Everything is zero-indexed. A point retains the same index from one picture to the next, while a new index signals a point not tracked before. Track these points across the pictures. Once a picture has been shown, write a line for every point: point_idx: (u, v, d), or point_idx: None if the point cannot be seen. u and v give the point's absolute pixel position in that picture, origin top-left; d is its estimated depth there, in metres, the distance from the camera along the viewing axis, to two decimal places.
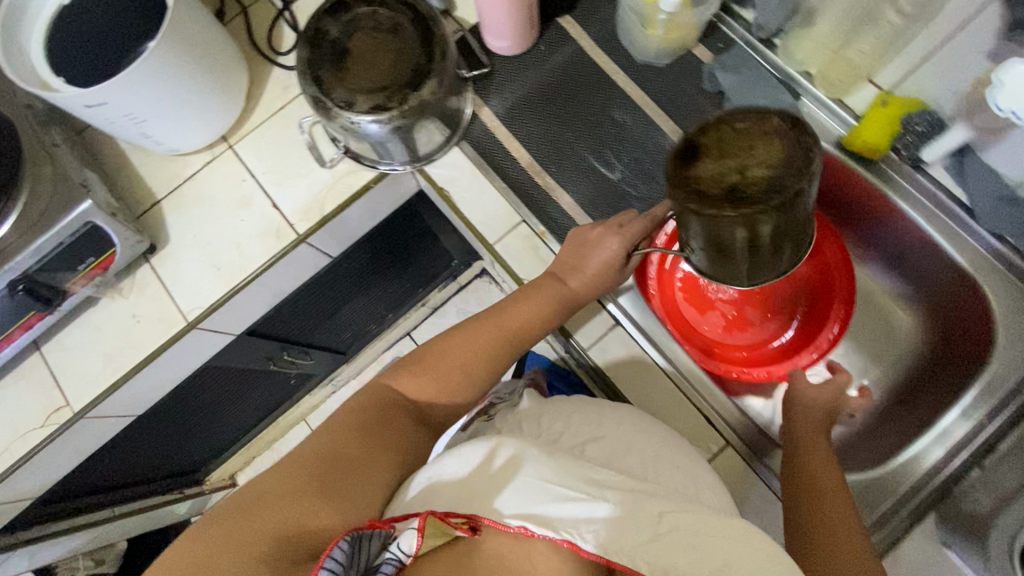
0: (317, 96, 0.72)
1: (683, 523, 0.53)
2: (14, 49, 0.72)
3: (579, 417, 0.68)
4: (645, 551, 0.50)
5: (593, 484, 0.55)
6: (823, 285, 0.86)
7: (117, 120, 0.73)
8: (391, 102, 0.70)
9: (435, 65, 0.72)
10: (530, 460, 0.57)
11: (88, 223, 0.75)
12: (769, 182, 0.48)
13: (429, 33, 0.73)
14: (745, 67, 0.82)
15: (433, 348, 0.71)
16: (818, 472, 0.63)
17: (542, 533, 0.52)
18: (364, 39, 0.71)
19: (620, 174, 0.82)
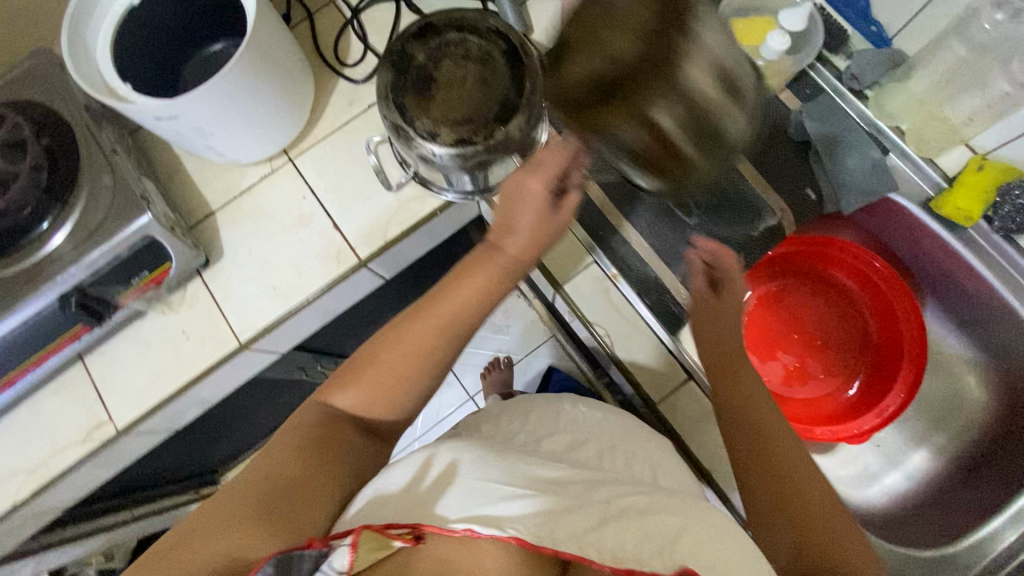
0: (397, 124, 0.69)
1: (676, 540, 0.52)
2: (79, 51, 0.68)
3: (536, 419, 0.74)
4: (591, 540, 0.49)
5: (536, 482, 0.55)
6: (889, 346, 0.82)
7: (185, 132, 0.69)
8: (475, 136, 0.68)
9: (525, 100, 0.69)
10: (474, 463, 0.56)
11: (146, 238, 0.72)
12: (626, 51, 0.54)
13: (521, 66, 0.69)
14: (832, 116, 0.78)
15: (363, 348, 0.62)
16: (789, 454, 0.55)
17: (488, 534, 0.48)
18: (452, 67, 0.68)
19: (698, 220, 0.78)
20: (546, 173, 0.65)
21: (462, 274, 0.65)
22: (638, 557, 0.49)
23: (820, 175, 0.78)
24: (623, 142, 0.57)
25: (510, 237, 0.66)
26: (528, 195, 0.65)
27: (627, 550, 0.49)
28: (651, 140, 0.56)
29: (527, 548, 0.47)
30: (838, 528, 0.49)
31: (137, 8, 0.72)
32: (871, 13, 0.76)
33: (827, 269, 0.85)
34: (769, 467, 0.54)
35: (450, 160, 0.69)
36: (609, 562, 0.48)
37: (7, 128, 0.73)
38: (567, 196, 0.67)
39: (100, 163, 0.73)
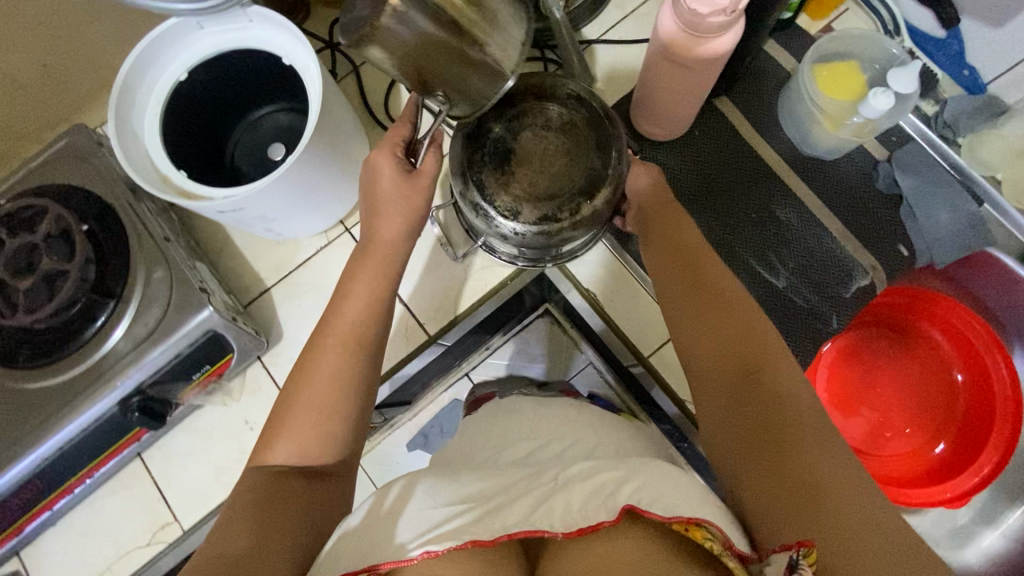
0: (475, 203, 0.64)
1: (636, 488, 0.41)
2: (127, 136, 0.63)
3: (496, 430, 0.60)
4: (544, 511, 0.42)
5: (487, 490, 0.46)
6: (981, 401, 0.76)
7: (247, 220, 0.66)
8: (561, 214, 0.63)
9: (612, 172, 0.63)
10: (426, 488, 0.48)
11: (208, 332, 0.67)
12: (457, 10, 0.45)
13: (608, 136, 0.64)
14: (923, 166, 0.75)
15: (279, 400, 0.52)
16: (729, 346, 0.48)
17: (449, 550, 0.40)
18: (531, 140, 0.65)
19: (786, 282, 0.74)
20: (390, 147, 0.58)
21: (356, 269, 0.59)
22: (590, 514, 0.40)
23: (913, 232, 0.74)
24: (399, 44, 0.45)
25: (377, 221, 0.59)
26: (381, 177, 0.58)
27: (575, 509, 0.41)
28: (411, 62, 0.47)
29: (464, 548, 0.40)
30: (794, 411, 0.43)
31: (183, 83, 0.66)
32: (964, 56, 0.73)
33: (911, 318, 0.79)
34: (724, 349, 0.48)
35: (532, 238, 0.64)
36: (562, 527, 0.40)
37: (48, 220, 0.67)
38: (421, 163, 0.59)
39: (154, 254, 0.68)
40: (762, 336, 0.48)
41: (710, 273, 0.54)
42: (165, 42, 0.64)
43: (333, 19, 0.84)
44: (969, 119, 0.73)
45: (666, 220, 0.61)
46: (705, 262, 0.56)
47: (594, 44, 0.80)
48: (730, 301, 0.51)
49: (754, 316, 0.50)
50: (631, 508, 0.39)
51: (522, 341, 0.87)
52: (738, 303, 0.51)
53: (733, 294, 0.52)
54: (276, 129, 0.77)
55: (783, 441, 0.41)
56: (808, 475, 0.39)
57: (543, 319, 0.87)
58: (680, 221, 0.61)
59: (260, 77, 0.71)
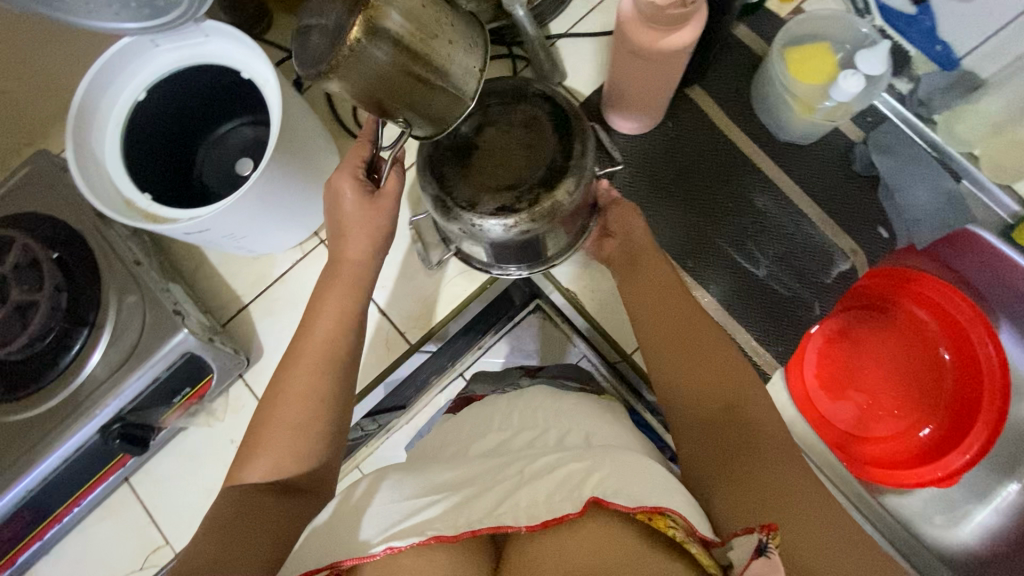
0: (437, 197, 0.61)
1: (604, 477, 0.40)
2: (87, 159, 0.62)
3: (470, 425, 0.58)
4: (509, 505, 0.41)
5: (457, 483, 0.45)
6: (967, 381, 0.76)
7: (217, 240, 0.65)
8: (520, 203, 0.58)
9: (575, 162, 0.60)
10: (391, 482, 0.46)
11: (185, 354, 0.67)
12: (426, 39, 0.45)
13: (570, 127, 0.61)
14: (900, 146, 0.74)
15: (256, 422, 0.52)
16: (707, 369, 0.51)
17: (415, 545, 0.39)
18: (496, 136, 0.61)
19: (766, 271, 0.73)
20: (352, 169, 0.56)
21: (327, 285, 0.58)
22: (557, 505, 0.39)
23: (891, 212, 0.73)
24: (360, 76, 0.44)
25: (346, 242, 0.57)
26: (342, 199, 0.56)
27: (542, 501, 0.40)
28: (373, 94, 0.46)
29: (425, 544, 0.39)
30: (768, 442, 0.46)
31: (142, 103, 0.65)
32: (935, 32, 0.73)
33: (900, 297, 0.78)
34: (702, 382, 0.51)
35: (498, 234, 0.60)
36: (526, 520, 0.40)
37: (14, 251, 0.65)
38: (384, 183, 0.57)
39: (125, 279, 0.67)
40: (735, 370, 0.51)
41: (683, 309, 0.57)
42: (121, 62, 0.63)
43: (294, 26, 0.83)
44: (943, 96, 0.73)
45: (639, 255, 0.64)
46: (678, 296, 0.59)
47: (561, 38, 0.79)
48: (706, 338, 0.54)
49: (727, 352, 0.52)
50: (596, 498, 0.38)
51: (514, 339, 0.85)
52: (712, 341, 0.53)
53: (707, 330, 0.55)
54: (242, 143, 0.75)
55: (760, 466, 0.44)
56: (784, 495, 0.42)
57: (535, 315, 0.85)
58: (649, 255, 0.63)
59: (221, 91, 0.70)
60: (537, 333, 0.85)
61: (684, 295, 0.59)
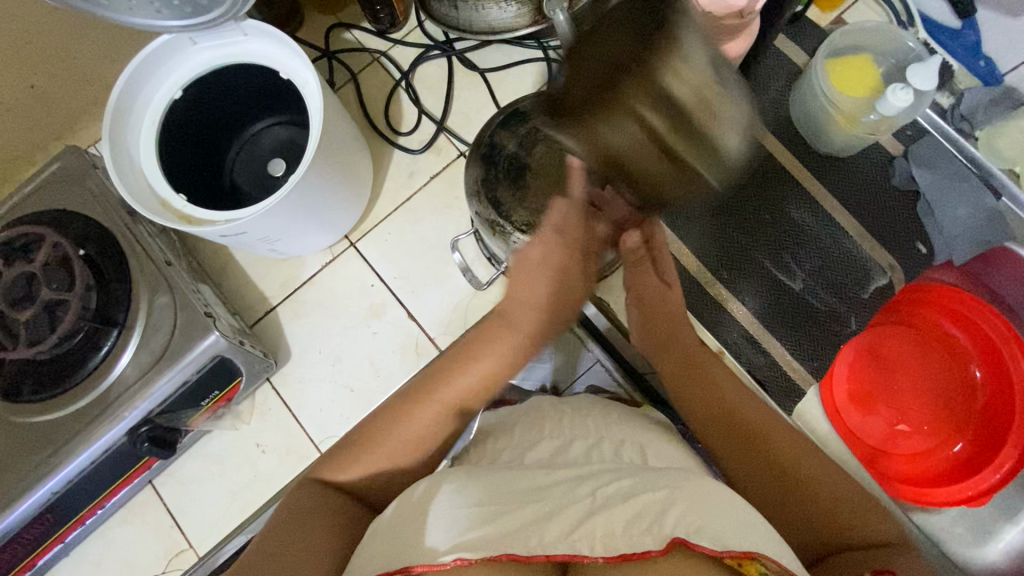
0: (492, 219, 0.63)
1: (682, 514, 0.40)
2: (123, 157, 0.61)
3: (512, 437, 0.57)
4: (585, 531, 0.41)
5: (523, 495, 0.44)
6: (998, 399, 0.74)
7: (252, 241, 0.65)
8: None
9: None
10: (453, 487, 0.45)
11: (216, 356, 0.66)
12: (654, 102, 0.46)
13: None
14: (941, 162, 0.73)
15: None
16: (749, 419, 0.52)
17: (483, 560, 0.38)
18: (547, 153, 0.62)
19: (803, 284, 0.73)
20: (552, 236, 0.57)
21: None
22: (637, 540, 0.39)
23: (931, 228, 0.72)
24: (618, 125, 0.47)
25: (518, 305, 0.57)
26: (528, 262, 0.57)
27: (620, 533, 0.40)
28: (653, 163, 0.48)
29: (495, 560, 0.38)
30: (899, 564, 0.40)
31: (178, 102, 0.64)
32: (979, 47, 0.72)
33: (930, 313, 0.78)
34: (796, 504, 0.46)
35: None
36: (603, 551, 0.39)
37: (45, 249, 0.65)
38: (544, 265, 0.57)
39: (156, 279, 0.67)
40: (826, 478, 0.47)
41: (749, 416, 0.52)
42: (158, 59, 0.62)
43: (327, 25, 0.82)
44: (986, 111, 0.72)
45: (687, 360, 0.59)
46: (743, 401, 0.54)
47: None
48: (788, 447, 0.49)
49: (813, 465, 0.48)
50: (682, 539, 0.38)
51: None
52: (790, 451, 0.49)
53: (785, 439, 0.50)
54: (275, 144, 0.75)
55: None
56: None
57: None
58: (701, 359, 0.59)
59: (256, 91, 0.69)
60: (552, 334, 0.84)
61: (747, 400, 0.54)
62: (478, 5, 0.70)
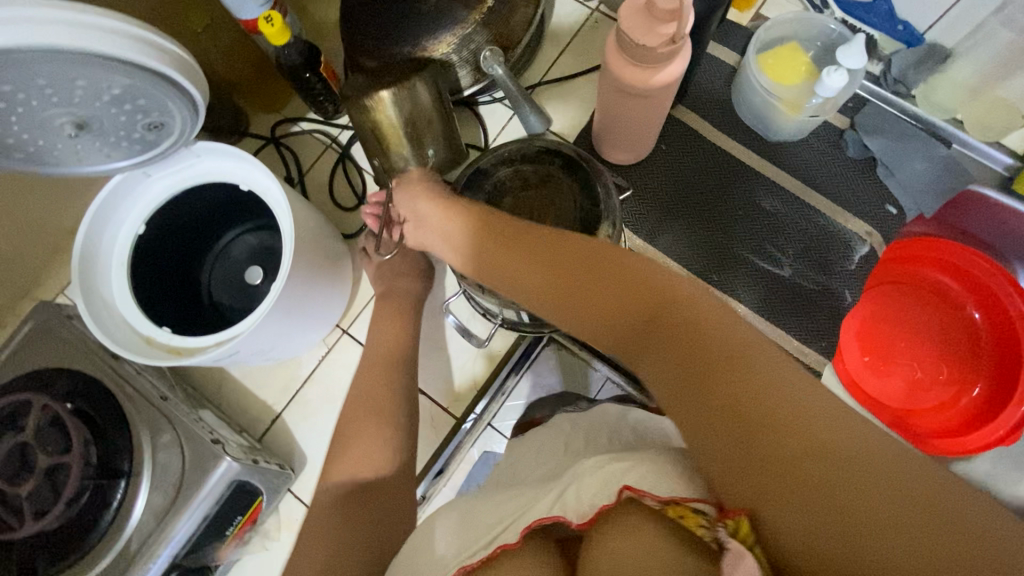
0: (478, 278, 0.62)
1: None
2: (98, 305, 0.60)
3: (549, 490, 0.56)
4: (560, 504, 0.42)
5: None
6: (1002, 333, 0.76)
7: (246, 356, 0.63)
8: None
9: (605, 206, 0.61)
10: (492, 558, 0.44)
11: (233, 482, 0.64)
12: None
13: (586, 175, 0.62)
14: (887, 126, 0.76)
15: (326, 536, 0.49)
16: (584, 267, 0.43)
17: (483, 562, 0.41)
18: (515, 202, 0.63)
19: (791, 270, 0.74)
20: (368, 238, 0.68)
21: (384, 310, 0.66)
22: (598, 500, 0.40)
23: (895, 189, 0.75)
24: None
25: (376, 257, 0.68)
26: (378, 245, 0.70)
27: (587, 499, 0.41)
28: None
29: (491, 557, 0.41)
30: (759, 386, 0.34)
31: (142, 236, 0.63)
32: (895, 13, 0.73)
33: (913, 266, 0.80)
34: (680, 361, 0.37)
35: None
36: (576, 516, 0.40)
37: (35, 414, 0.62)
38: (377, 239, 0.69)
39: (155, 418, 0.65)
40: (680, 315, 0.39)
41: (592, 264, 0.43)
42: (114, 203, 0.61)
43: (274, 123, 0.83)
44: (917, 70, 0.74)
45: (532, 239, 0.46)
46: (584, 253, 0.43)
47: (541, 86, 0.81)
48: (642, 302, 0.40)
49: (693, 317, 0.38)
50: (628, 489, 0.38)
51: (535, 375, 0.79)
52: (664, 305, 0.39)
53: (633, 292, 0.40)
54: (245, 252, 0.73)
55: (808, 466, 0.31)
56: (867, 480, 0.30)
57: (548, 346, 0.79)
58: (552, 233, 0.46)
59: (220, 206, 0.69)
60: (559, 367, 0.79)
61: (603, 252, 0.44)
62: None
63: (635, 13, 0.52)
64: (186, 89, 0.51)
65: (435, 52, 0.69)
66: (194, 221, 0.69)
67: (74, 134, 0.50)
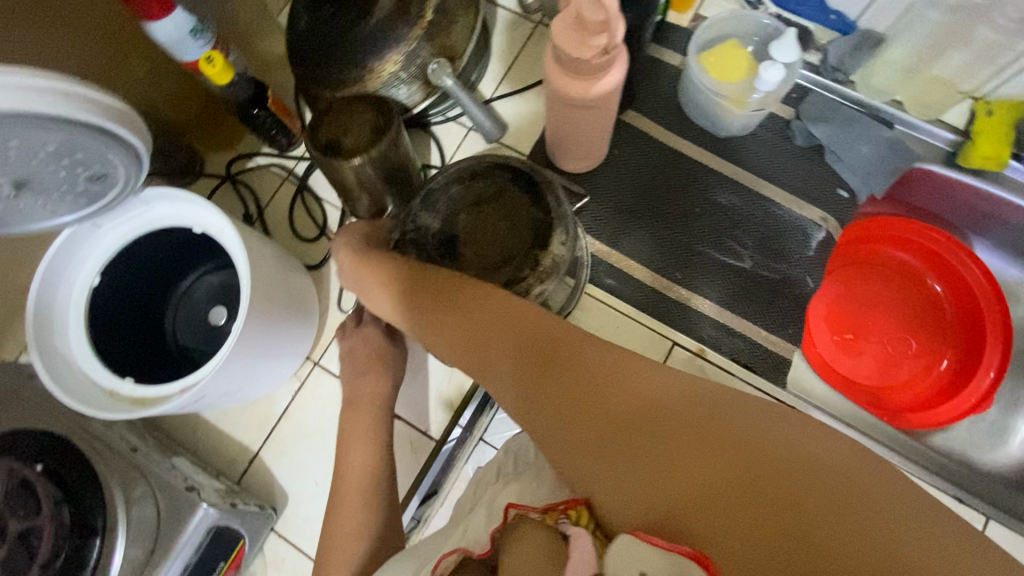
0: None
1: None
2: (58, 365, 0.59)
3: None
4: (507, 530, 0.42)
5: None
6: (965, 304, 0.78)
7: (213, 400, 0.63)
8: (523, 271, 0.61)
9: (557, 215, 0.61)
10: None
11: (212, 529, 0.63)
12: None
13: (536, 184, 0.63)
14: (833, 113, 0.78)
15: None
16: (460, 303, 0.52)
17: None
18: (469, 219, 0.64)
19: (751, 261, 0.75)
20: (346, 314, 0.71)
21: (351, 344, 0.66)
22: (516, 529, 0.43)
23: (845, 172, 0.77)
24: None
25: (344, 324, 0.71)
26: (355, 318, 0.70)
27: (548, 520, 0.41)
28: None
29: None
30: (572, 378, 0.43)
31: (98, 287, 0.63)
32: (826, 3, 0.76)
33: (874, 245, 0.81)
34: (523, 374, 0.46)
35: None
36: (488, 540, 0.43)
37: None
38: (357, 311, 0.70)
39: (129, 472, 0.64)
40: (513, 329, 0.49)
41: (467, 298, 0.53)
42: (65, 258, 0.60)
43: (228, 160, 0.83)
44: (853, 56, 0.76)
45: (433, 281, 0.55)
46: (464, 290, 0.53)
47: (493, 101, 0.82)
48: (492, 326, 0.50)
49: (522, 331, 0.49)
50: (512, 506, 0.45)
51: None
52: (500, 325, 0.50)
53: (488, 317, 0.51)
54: (207, 293, 0.73)
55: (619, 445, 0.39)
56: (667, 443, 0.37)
57: None
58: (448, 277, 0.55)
59: (176, 250, 0.69)
60: None
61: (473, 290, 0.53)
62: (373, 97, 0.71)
63: (567, 28, 0.52)
64: (124, 137, 0.51)
65: (383, 72, 0.69)
66: (152, 268, 0.68)
67: (14, 194, 0.50)
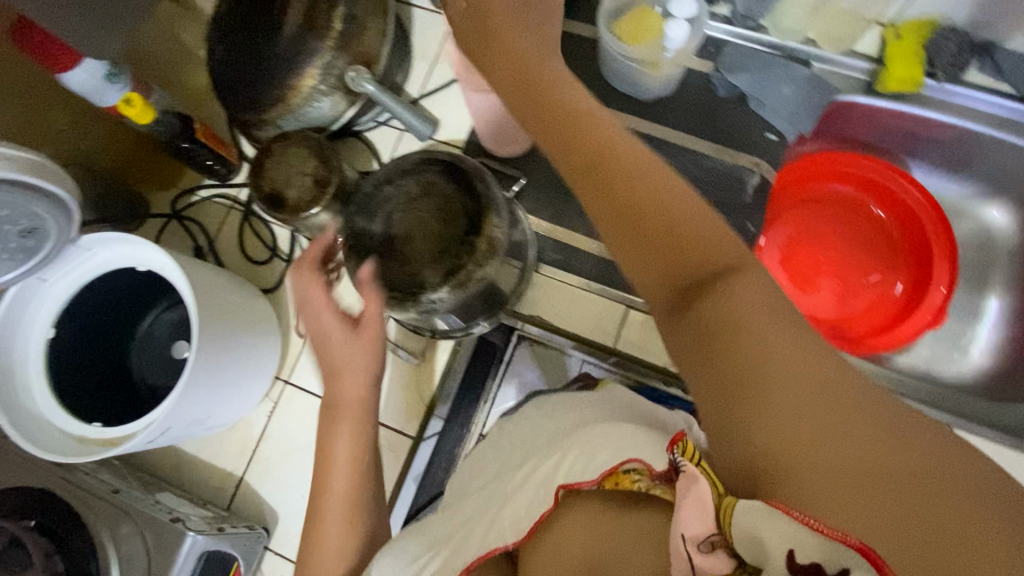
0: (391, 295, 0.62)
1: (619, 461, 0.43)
2: (24, 419, 0.60)
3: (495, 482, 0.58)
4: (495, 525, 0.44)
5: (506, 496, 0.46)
6: (909, 226, 0.80)
7: (183, 430, 0.64)
8: (461, 259, 0.62)
9: (487, 200, 0.63)
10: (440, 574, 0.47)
11: (202, 555, 0.64)
12: None
13: (464, 174, 0.64)
14: (748, 60, 0.79)
15: None
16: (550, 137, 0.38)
17: None
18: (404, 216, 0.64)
19: None
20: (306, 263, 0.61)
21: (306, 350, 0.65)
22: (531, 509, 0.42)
23: (768, 116, 0.80)
24: None
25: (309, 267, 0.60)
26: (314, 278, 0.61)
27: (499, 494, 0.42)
28: None
29: None
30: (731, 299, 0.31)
31: (54, 338, 0.64)
32: None
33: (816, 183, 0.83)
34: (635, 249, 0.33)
35: (455, 297, 0.63)
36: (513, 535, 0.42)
37: None
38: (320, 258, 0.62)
39: (114, 513, 0.64)
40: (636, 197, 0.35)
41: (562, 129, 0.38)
42: (15, 316, 0.62)
43: (172, 197, 0.84)
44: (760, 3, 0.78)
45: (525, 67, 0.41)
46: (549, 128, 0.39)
47: (421, 101, 0.83)
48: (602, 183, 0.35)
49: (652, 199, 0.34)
50: (563, 486, 0.40)
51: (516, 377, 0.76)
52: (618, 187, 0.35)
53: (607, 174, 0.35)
54: (167, 330, 0.74)
55: (795, 378, 0.28)
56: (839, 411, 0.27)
57: (522, 345, 0.77)
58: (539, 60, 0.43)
59: (128, 291, 0.70)
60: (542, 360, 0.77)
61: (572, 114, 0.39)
62: (297, 113, 0.72)
63: None
64: (46, 189, 0.53)
65: (302, 87, 0.70)
66: (108, 312, 0.69)
67: None
